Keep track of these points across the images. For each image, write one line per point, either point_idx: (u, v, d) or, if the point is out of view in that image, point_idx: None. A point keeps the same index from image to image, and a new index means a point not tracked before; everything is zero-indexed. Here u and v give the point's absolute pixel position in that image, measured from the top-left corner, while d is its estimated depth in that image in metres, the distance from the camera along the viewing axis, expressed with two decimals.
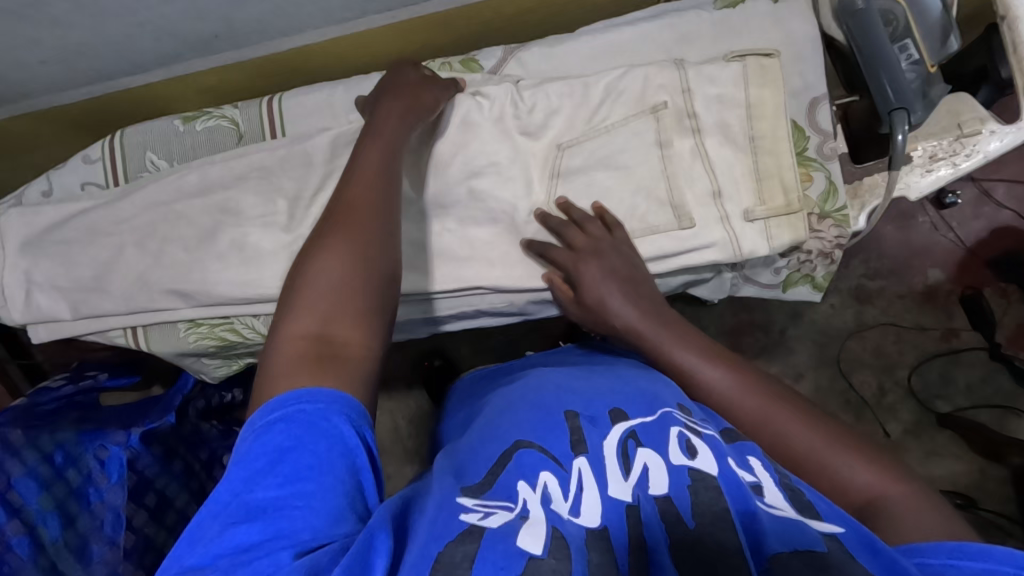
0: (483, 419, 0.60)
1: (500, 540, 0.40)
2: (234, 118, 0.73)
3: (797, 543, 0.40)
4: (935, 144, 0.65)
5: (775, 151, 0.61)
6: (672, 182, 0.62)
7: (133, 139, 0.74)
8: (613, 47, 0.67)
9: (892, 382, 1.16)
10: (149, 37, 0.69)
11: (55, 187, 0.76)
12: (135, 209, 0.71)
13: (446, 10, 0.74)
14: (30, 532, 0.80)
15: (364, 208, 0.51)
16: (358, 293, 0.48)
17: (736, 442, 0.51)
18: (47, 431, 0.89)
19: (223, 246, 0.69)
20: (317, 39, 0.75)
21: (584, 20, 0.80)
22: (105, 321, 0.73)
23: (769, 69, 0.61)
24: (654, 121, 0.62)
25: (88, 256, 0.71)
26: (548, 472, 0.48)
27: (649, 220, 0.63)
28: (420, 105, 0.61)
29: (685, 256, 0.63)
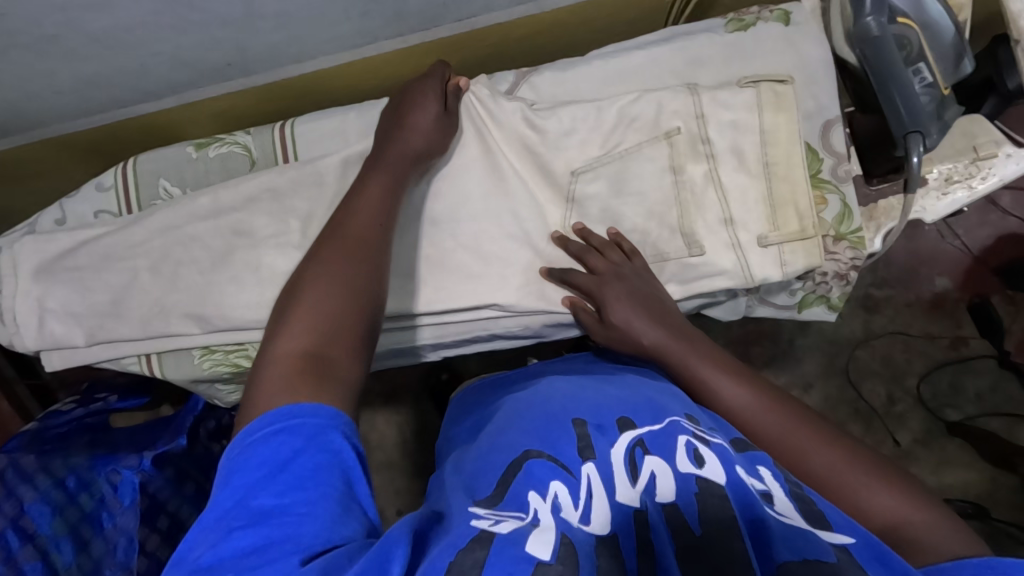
0: (491, 427, 0.60)
1: (509, 545, 0.40)
2: (246, 144, 0.74)
3: (807, 552, 0.40)
4: (951, 167, 0.65)
5: (789, 177, 0.61)
6: (683, 208, 0.63)
7: (145, 166, 0.74)
8: (625, 71, 0.67)
9: (902, 391, 1.16)
10: (163, 67, 0.69)
11: (69, 215, 0.76)
12: (148, 235, 0.72)
13: (456, 34, 0.74)
14: (42, 559, 0.82)
15: (358, 242, 0.52)
16: (351, 315, 0.48)
17: (746, 451, 0.51)
18: (60, 456, 0.90)
19: (237, 270, 0.69)
20: (325, 64, 0.76)
21: (591, 40, 0.80)
22: (118, 348, 0.73)
23: (783, 95, 0.61)
24: (668, 146, 0.63)
25: (102, 283, 0.71)
26: (558, 481, 0.48)
27: (658, 243, 0.64)
28: (411, 163, 0.60)
29: (698, 282, 0.64)
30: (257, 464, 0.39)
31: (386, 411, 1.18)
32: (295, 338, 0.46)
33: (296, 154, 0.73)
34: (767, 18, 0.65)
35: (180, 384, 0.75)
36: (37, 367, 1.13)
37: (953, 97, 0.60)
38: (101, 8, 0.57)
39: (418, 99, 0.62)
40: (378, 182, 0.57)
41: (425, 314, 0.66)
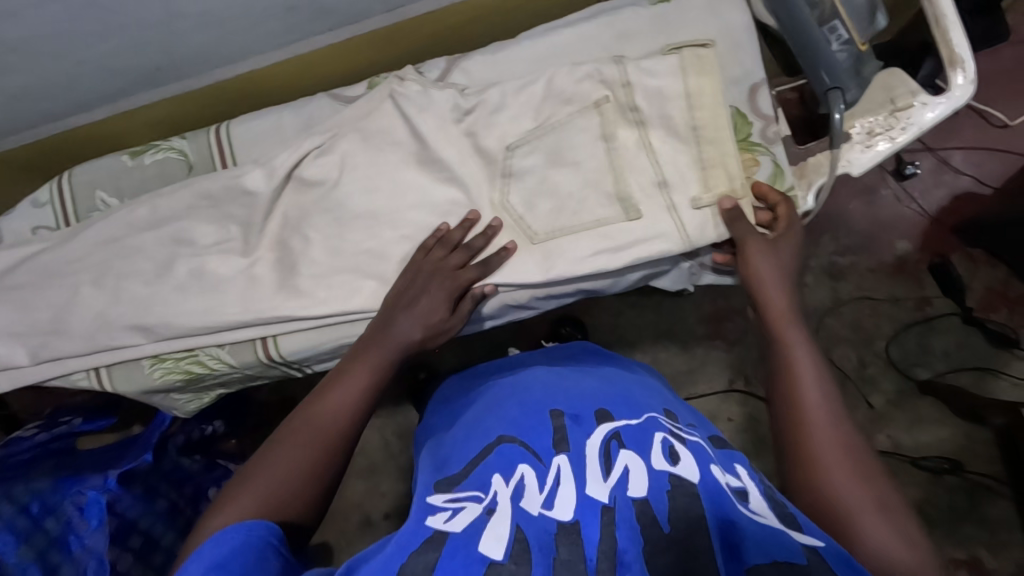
0: (467, 416, 0.63)
1: (462, 547, 0.42)
2: (182, 149, 0.72)
3: (776, 553, 0.39)
4: (872, 121, 0.61)
5: (716, 140, 0.61)
6: (618, 173, 0.62)
7: (81, 178, 0.73)
8: (558, 48, 0.68)
9: (872, 354, 1.18)
10: (90, 75, 0.69)
11: (6, 234, 0.74)
12: (84, 249, 0.70)
13: (388, 25, 0.74)
14: None
15: (330, 415, 0.56)
16: (308, 472, 0.52)
17: (727, 451, 0.55)
18: (21, 481, 0.88)
19: (182, 277, 0.69)
20: (255, 65, 0.75)
21: (529, 21, 0.80)
22: (65, 364, 0.70)
23: (705, 59, 0.62)
24: (598, 115, 0.63)
25: (45, 300, 0.70)
26: (526, 465, 0.51)
27: (596, 213, 0.62)
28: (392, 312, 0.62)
29: (636, 249, 0.61)
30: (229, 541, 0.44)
31: None
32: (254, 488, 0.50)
33: (233, 158, 0.72)
34: None
35: (132, 396, 0.73)
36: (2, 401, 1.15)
37: (872, 53, 0.61)
38: (12, 17, 0.56)
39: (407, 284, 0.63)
40: (358, 373, 0.59)
41: (372, 313, 0.65)
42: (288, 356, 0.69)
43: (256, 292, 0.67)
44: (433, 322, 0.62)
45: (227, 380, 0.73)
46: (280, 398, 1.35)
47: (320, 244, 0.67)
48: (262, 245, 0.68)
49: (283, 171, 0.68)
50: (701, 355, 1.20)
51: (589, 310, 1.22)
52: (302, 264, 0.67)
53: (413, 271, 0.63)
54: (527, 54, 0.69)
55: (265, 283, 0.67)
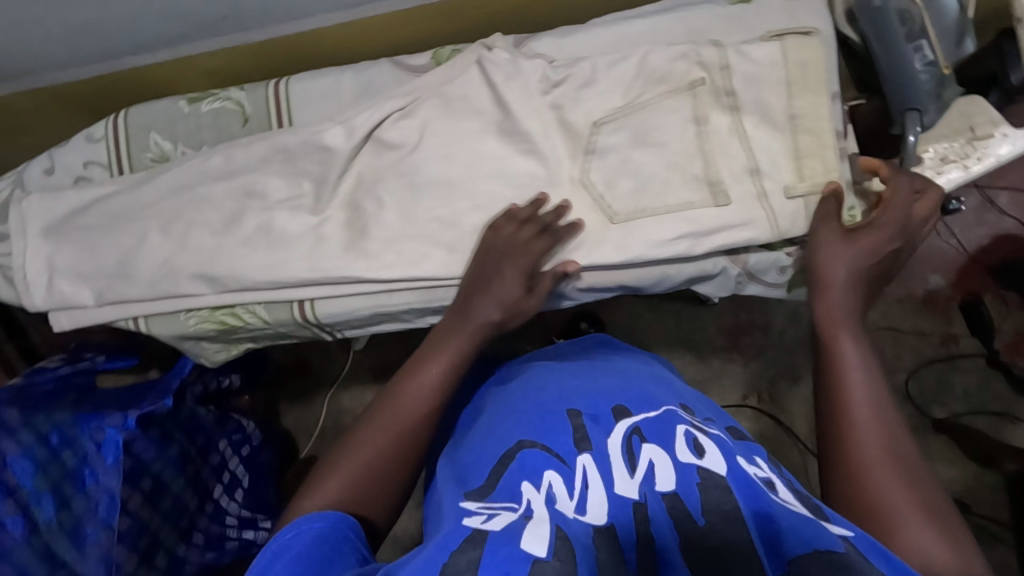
0: (483, 419, 0.62)
1: (505, 543, 0.40)
2: (239, 100, 0.72)
3: (818, 541, 0.39)
4: (858, 202, 0.61)
5: (815, 130, 0.59)
6: (708, 157, 0.61)
7: (136, 119, 0.73)
8: (626, 37, 0.66)
9: (891, 386, 1.16)
10: (155, 17, 0.68)
11: (59, 165, 0.74)
12: (161, 192, 0.71)
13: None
14: (24, 513, 0.79)
15: (415, 398, 0.55)
16: (389, 462, 0.52)
17: (746, 443, 0.55)
18: (42, 411, 0.88)
19: (249, 231, 0.69)
20: (325, 22, 0.74)
21: (594, 10, 0.78)
22: (126, 309, 0.72)
23: (809, 47, 0.60)
24: (692, 97, 0.62)
25: (101, 242, 0.70)
26: (553, 471, 0.49)
27: (684, 197, 0.62)
28: (470, 286, 0.61)
29: (720, 236, 0.60)
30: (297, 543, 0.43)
31: None
32: (341, 476, 0.50)
33: (291, 119, 0.71)
34: None
35: (167, 342, 0.74)
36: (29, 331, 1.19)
37: (952, 77, 0.60)
38: None
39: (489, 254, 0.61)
40: (438, 358, 0.57)
41: (425, 276, 0.66)
42: (322, 319, 0.70)
43: (322, 251, 0.67)
44: (515, 300, 0.61)
45: (260, 335, 0.74)
46: (292, 360, 1.36)
47: (392, 209, 0.67)
48: (336, 205, 0.68)
49: (363, 131, 0.68)
50: (720, 366, 1.19)
51: (611, 309, 1.21)
52: (374, 227, 0.67)
53: (495, 248, 0.61)
54: (595, 40, 0.67)
55: (305, 244, 0.67)
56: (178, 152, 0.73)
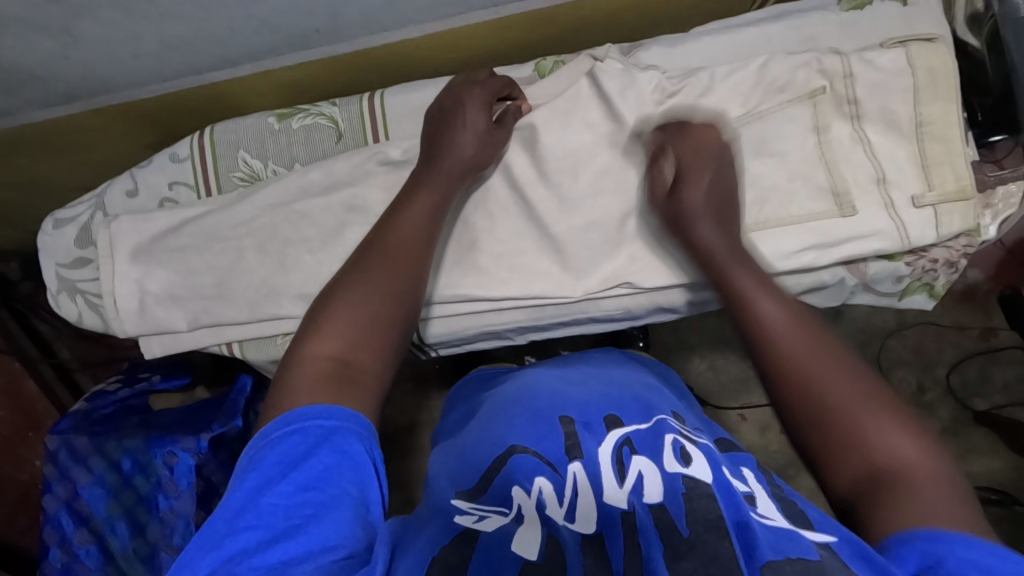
0: (472, 425, 0.57)
1: (497, 545, 0.41)
2: (333, 116, 0.70)
3: (792, 551, 0.39)
4: (950, 249, 0.62)
5: (945, 137, 0.60)
6: (830, 166, 0.62)
7: (223, 136, 0.71)
8: (735, 47, 0.66)
9: (931, 380, 1.15)
10: (252, 32, 0.66)
11: (141, 186, 0.72)
12: (253, 211, 0.69)
13: (547, 8, 0.72)
14: (97, 541, 0.88)
15: (407, 253, 0.56)
16: (390, 325, 0.52)
17: (732, 454, 0.53)
18: (113, 436, 0.89)
19: (350, 245, 0.67)
20: (415, 33, 0.73)
21: (681, 19, 0.78)
22: (221, 332, 0.70)
23: (936, 53, 0.60)
24: (812, 106, 0.62)
25: (205, 262, 0.69)
26: (543, 478, 0.47)
27: (807, 207, 0.62)
28: (432, 142, 0.63)
29: (847, 247, 0.61)
30: (274, 462, 0.42)
31: (417, 395, 1.17)
32: (334, 337, 0.50)
33: (386, 133, 0.70)
34: None
35: (258, 365, 0.73)
36: (55, 347, 1.21)
37: None
38: None
39: (462, 109, 0.63)
40: (423, 197, 0.60)
41: (528, 296, 0.66)
42: (427, 339, 0.69)
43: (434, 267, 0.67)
44: (483, 160, 0.64)
45: None
46: None
47: (500, 223, 0.66)
48: None
49: None
50: None
51: None
52: (485, 242, 0.66)
53: (445, 110, 0.64)
54: (701, 51, 0.67)
55: None
56: (268, 171, 0.71)
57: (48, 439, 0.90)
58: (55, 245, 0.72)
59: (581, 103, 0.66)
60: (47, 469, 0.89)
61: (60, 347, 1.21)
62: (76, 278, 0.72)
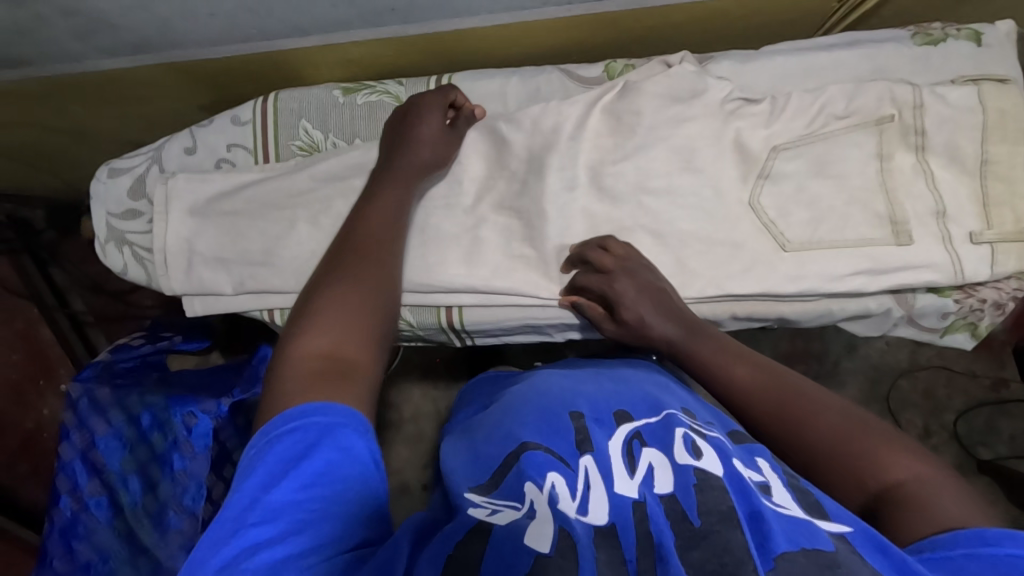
0: (486, 417, 0.58)
1: (508, 538, 0.41)
2: (397, 95, 0.71)
3: (806, 539, 0.40)
4: (1000, 290, 0.62)
5: (1008, 178, 0.61)
6: (891, 195, 0.62)
7: (286, 104, 0.71)
8: (807, 69, 0.66)
9: (938, 425, 1.14)
10: (329, 3, 0.67)
11: (200, 145, 0.72)
12: (312, 181, 0.70)
13: (621, 10, 0.72)
14: (109, 493, 0.88)
15: (381, 246, 0.57)
16: (375, 318, 0.52)
17: (745, 444, 0.52)
18: (135, 390, 0.89)
19: None
20: (486, 22, 0.73)
21: (744, 37, 0.79)
22: (266, 300, 0.71)
23: (1008, 92, 0.61)
24: (877, 133, 0.63)
25: (257, 230, 0.69)
26: (557, 473, 0.46)
27: (862, 231, 0.62)
28: (400, 139, 0.64)
29: (899, 275, 0.62)
30: (276, 459, 0.41)
31: None
32: (323, 331, 0.49)
33: None
34: (956, 35, 0.65)
35: None
36: (69, 297, 1.26)
37: None
38: None
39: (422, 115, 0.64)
40: (387, 189, 0.60)
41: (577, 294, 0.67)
42: (467, 325, 0.70)
43: (482, 252, 0.67)
44: (440, 161, 0.65)
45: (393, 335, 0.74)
46: None
47: (555, 217, 0.67)
48: (495, 206, 0.69)
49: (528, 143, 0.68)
50: None
51: None
52: (536, 231, 0.67)
53: (406, 130, 0.64)
54: (775, 68, 0.67)
55: (490, 247, 0.68)
56: (327, 143, 0.72)
57: (70, 386, 0.89)
58: (108, 193, 0.72)
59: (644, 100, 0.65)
60: (67, 416, 0.89)
61: (72, 298, 1.27)
62: (125, 229, 0.72)
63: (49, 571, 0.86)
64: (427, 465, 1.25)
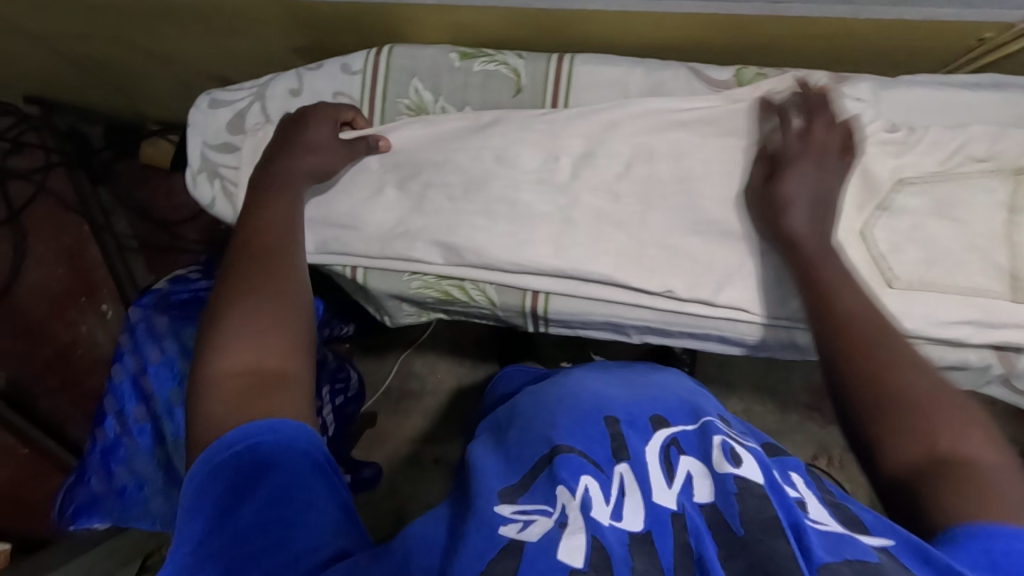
0: (514, 411, 0.51)
1: (542, 554, 0.36)
2: (516, 68, 0.68)
3: (848, 552, 0.36)
4: None
5: None
6: (1014, 249, 0.60)
7: (400, 60, 0.69)
8: (944, 104, 0.64)
9: None
10: None
11: (305, 88, 0.71)
12: (419, 141, 0.68)
13: (753, 14, 0.67)
14: (151, 422, 0.88)
15: (281, 252, 0.55)
16: (291, 326, 0.51)
17: (778, 458, 0.47)
18: (190, 323, 0.89)
19: (490, 198, 0.66)
20: (608, 6, 0.69)
21: (862, 61, 0.76)
22: (350, 258, 0.69)
23: None
24: (1012, 183, 0.61)
25: (350, 188, 0.68)
26: (590, 476, 0.42)
27: (979, 281, 0.61)
28: (296, 144, 0.63)
29: (1008, 331, 0.60)
30: (229, 485, 0.41)
31: None
32: (237, 353, 0.48)
33: (566, 101, 0.68)
34: None
35: (373, 295, 0.72)
36: (115, 220, 1.30)
37: None
38: None
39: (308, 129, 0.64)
40: (290, 197, 0.60)
41: (672, 298, 0.65)
42: (550, 313, 0.68)
43: (577, 239, 0.65)
44: (329, 170, 0.65)
45: (469, 311, 0.72)
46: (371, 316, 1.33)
47: (659, 215, 0.65)
48: (591, 189, 0.66)
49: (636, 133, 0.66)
50: (797, 421, 1.17)
51: None
52: (635, 227, 0.65)
53: (284, 143, 0.64)
54: (912, 97, 0.64)
55: (584, 233, 0.65)
56: (436, 106, 0.70)
57: (129, 310, 0.89)
58: (206, 123, 0.71)
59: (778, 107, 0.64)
60: (122, 339, 0.89)
61: (117, 220, 1.30)
62: (218, 161, 0.71)
63: (86, 488, 0.87)
64: (440, 441, 1.24)
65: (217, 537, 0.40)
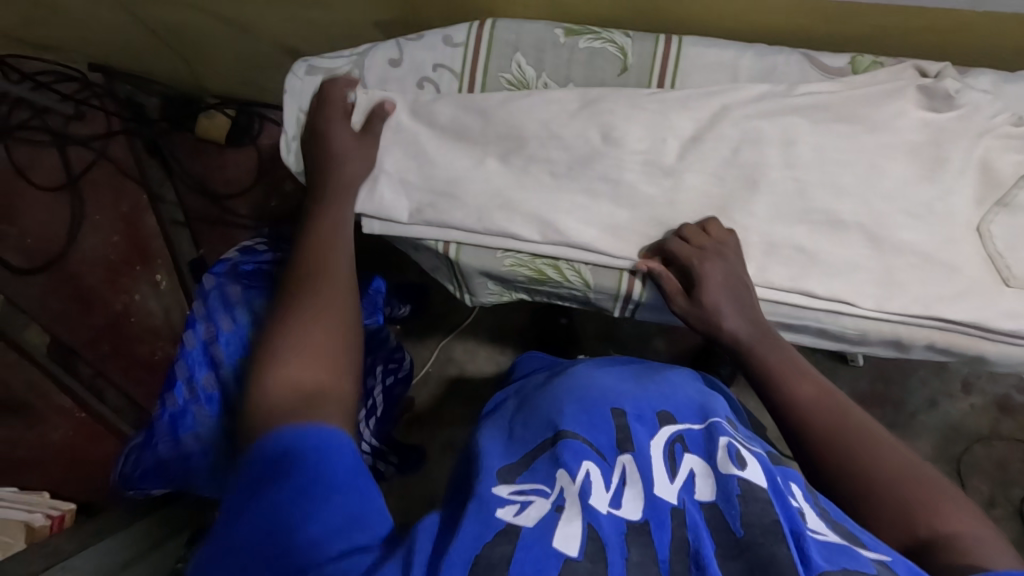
0: (526, 401, 0.50)
1: (538, 540, 0.34)
2: (622, 46, 0.67)
3: (847, 563, 0.35)
4: None
5: None
6: None
7: (503, 33, 0.68)
8: None
9: (1004, 497, 1.09)
10: None
11: (406, 59, 0.70)
12: (518, 116, 0.67)
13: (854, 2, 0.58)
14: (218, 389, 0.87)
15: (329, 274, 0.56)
16: (338, 343, 0.50)
17: (781, 465, 0.44)
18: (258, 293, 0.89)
19: (595, 177, 0.66)
20: None
21: None
22: (444, 232, 0.68)
23: None
24: None
25: (448, 159, 0.67)
26: (591, 462, 0.41)
27: None
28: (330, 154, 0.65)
29: None
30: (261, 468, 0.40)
31: None
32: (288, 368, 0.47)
33: (672, 82, 0.67)
34: None
35: (461, 271, 0.71)
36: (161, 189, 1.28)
37: None
38: None
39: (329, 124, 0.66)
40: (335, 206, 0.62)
41: (775, 289, 0.64)
42: (645, 298, 0.67)
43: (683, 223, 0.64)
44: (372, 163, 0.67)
45: (559, 292, 0.71)
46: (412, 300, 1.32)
47: (765, 201, 0.64)
48: (699, 172, 0.65)
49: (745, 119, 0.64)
50: None
51: None
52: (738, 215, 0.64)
53: (326, 156, 0.66)
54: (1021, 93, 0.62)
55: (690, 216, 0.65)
56: (538, 82, 0.69)
57: (204, 278, 0.90)
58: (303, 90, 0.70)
59: (898, 96, 0.62)
60: (195, 305, 0.89)
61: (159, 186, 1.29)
62: None
63: (151, 453, 0.87)
64: None
65: (245, 515, 0.39)
